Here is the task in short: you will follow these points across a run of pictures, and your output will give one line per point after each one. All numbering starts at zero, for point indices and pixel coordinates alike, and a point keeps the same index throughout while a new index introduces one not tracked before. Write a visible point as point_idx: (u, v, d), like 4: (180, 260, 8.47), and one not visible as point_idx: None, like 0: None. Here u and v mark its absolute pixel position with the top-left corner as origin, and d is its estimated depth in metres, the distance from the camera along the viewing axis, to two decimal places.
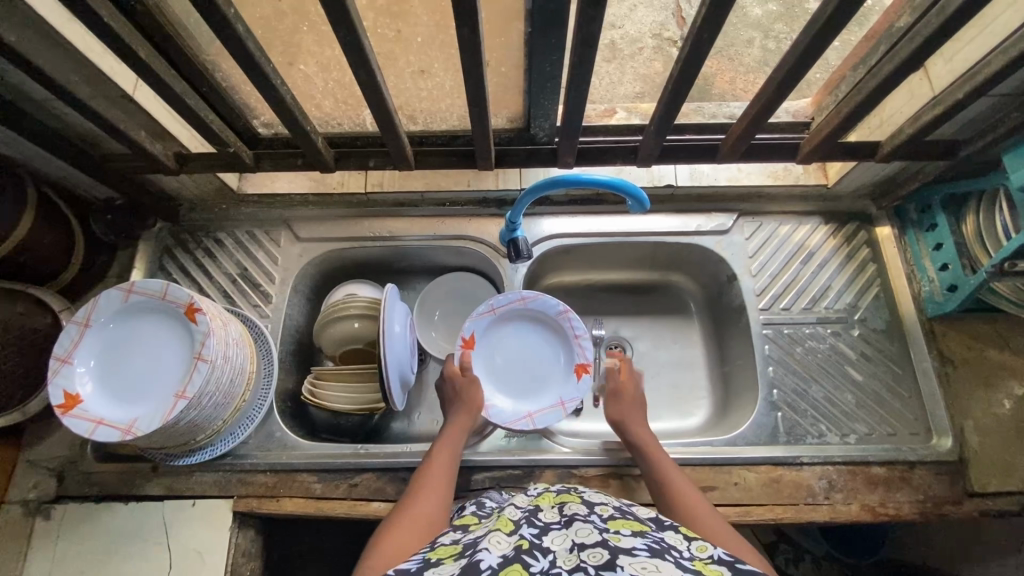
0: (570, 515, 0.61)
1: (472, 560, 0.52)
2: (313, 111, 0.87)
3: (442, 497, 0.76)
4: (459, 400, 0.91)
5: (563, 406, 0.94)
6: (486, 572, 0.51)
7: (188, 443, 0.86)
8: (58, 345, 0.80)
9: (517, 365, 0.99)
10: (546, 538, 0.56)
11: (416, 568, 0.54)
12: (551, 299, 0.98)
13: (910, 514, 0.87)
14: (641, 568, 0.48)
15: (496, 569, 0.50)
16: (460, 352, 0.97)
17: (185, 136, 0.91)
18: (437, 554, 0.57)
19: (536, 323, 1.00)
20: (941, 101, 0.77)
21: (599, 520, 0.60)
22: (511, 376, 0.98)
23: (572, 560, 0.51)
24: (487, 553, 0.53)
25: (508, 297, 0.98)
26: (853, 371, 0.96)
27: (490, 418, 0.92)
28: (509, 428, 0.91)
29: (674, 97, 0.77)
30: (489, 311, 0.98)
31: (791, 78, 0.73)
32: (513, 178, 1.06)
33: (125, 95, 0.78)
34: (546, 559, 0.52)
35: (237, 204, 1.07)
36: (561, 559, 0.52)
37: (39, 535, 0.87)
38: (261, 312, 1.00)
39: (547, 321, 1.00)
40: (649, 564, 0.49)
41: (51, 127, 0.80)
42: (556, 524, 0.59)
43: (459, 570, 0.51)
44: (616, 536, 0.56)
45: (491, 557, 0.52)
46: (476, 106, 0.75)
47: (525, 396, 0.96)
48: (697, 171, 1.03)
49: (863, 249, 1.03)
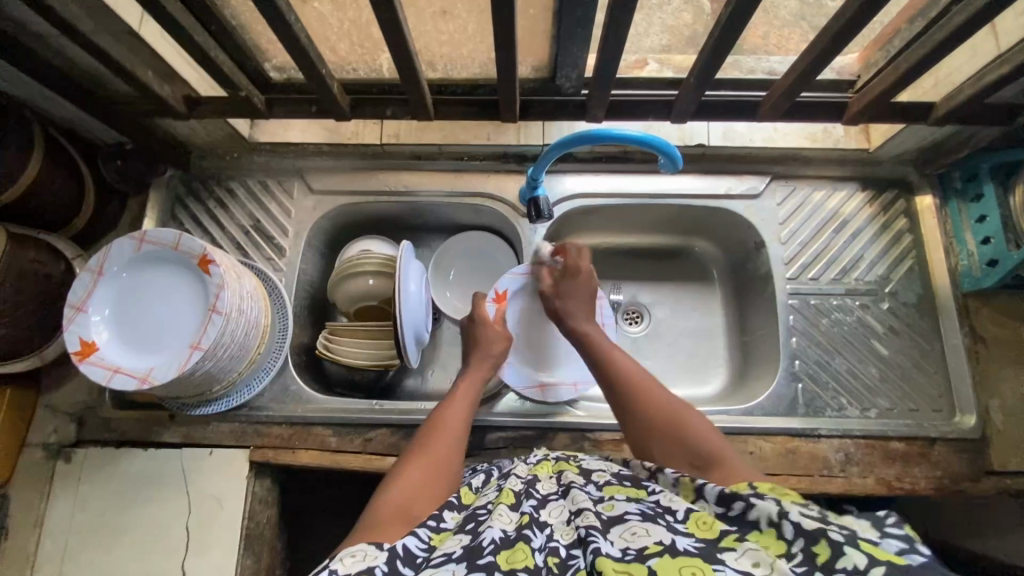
0: (568, 484, 0.62)
1: (474, 539, 0.52)
2: (328, 54, 0.82)
3: (458, 443, 0.72)
4: (481, 342, 0.88)
5: (578, 389, 0.94)
6: (488, 550, 0.51)
7: (204, 394, 0.86)
8: (72, 293, 0.79)
9: (541, 333, 0.98)
10: (544, 511, 0.57)
11: (424, 557, 0.53)
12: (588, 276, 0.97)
13: (926, 489, 0.86)
14: (631, 535, 0.50)
15: (497, 548, 0.50)
16: (492, 306, 0.95)
17: (196, 79, 0.87)
18: (439, 540, 0.56)
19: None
20: (1011, 60, 0.71)
21: (595, 488, 0.61)
22: (532, 341, 0.98)
23: (570, 535, 0.53)
24: (489, 529, 0.52)
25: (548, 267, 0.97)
26: (879, 345, 0.93)
27: (506, 377, 0.92)
28: (519, 392, 0.92)
29: (717, 48, 0.71)
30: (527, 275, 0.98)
31: (848, 31, 0.67)
32: (535, 133, 1.01)
33: (130, 32, 0.73)
34: (544, 535, 0.53)
35: (248, 152, 1.03)
36: (558, 534, 0.54)
37: (62, 476, 0.89)
38: (275, 266, 0.99)
39: None
40: (639, 529, 0.50)
41: (54, 64, 0.76)
42: (556, 495, 0.60)
43: (463, 548, 0.51)
44: (610, 504, 0.56)
45: (492, 533, 0.52)
46: (503, 51, 0.70)
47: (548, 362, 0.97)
48: (730, 130, 0.98)
49: (901, 219, 0.98)
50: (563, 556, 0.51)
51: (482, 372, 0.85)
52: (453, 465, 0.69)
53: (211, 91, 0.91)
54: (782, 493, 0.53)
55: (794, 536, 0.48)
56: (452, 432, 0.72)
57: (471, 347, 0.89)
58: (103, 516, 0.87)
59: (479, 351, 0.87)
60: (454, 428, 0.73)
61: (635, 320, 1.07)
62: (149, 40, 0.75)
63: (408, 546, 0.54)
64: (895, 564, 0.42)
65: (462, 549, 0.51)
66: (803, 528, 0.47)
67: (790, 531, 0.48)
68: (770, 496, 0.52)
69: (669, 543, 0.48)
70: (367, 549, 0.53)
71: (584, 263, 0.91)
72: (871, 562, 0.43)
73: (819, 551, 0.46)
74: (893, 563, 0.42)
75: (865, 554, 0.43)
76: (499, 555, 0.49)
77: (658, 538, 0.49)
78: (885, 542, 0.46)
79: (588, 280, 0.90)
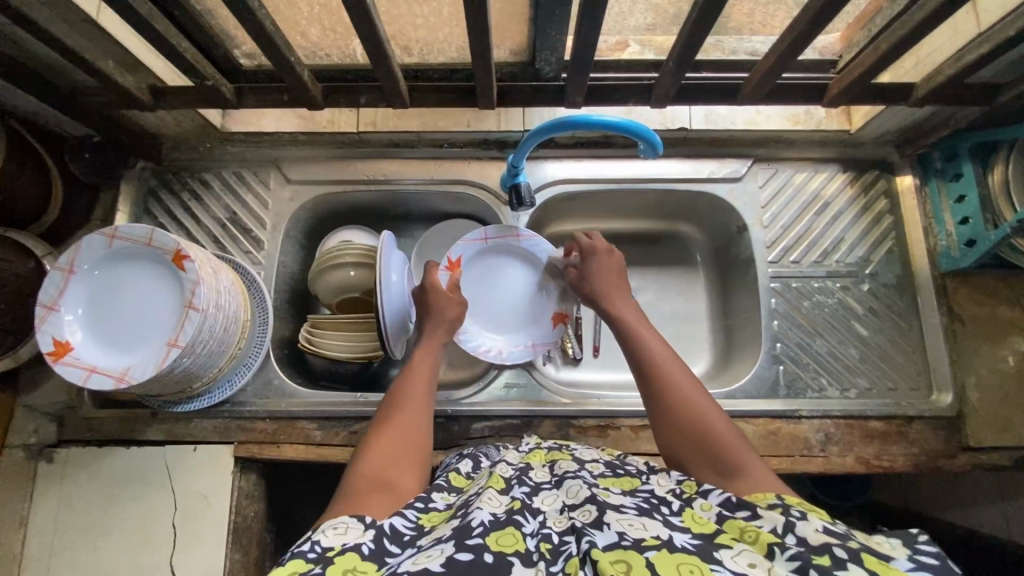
0: (561, 473, 0.62)
1: (463, 520, 0.52)
2: (298, 39, 0.79)
3: (424, 414, 0.71)
4: (432, 311, 0.86)
5: (534, 349, 0.96)
6: (477, 531, 0.51)
7: (185, 391, 0.85)
8: (42, 293, 0.77)
9: (497, 301, 0.98)
10: (536, 498, 0.57)
11: (411, 537, 0.54)
12: (541, 241, 0.98)
13: (903, 466, 0.88)
14: (629, 525, 0.50)
15: (487, 529, 0.50)
16: (445, 274, 0.94)
17: (162, 67, 0.84)
18: (428, 521, 0.57)
19: (524, 262, 0.99)
20: (992, 39, 0.70)
21: (590, 476, 0.62)
22: (488, 310, 0.98)
23: (562, 522, 0.54)
24: (479, 511, 0.53)
25: (502, 229, 0.97)
26: (859, 326, 0.94)
27: (462, 343, 0.93)
28: (476, 355, 0.93)
29: (697, 30, 0.69)
30: (482, 239, 0.97)
31: (826, 12, 0.66)
32: (515, 118, 0.99)
33: (89, 21, 0.70)
34: (536, 521, 0.53)
35: (221, 142, 1.00)
36: (551, 521, 0.54)
37: (43, 477, 0.88)
38: (254, 259, 0.97)
39: (535, 264, 0.99)
40: (637, 522, 0.51)
41: (11, 56, 0.73)
42: (548, 485, 0.60)
43: (452, 529, 0.51)
44: (605, 492, 0.57)
45: (482, 515, 0.52)
46: (477, 36, 0.68)
47: (503, 328, 0.97)
48: (712, 113, 0.96)
49: (881, 200, 0.98)
50: (556, 541, 0.51)
51: (436, 341, 0.82)
52: (422, 439, 0.68)
53: (178, 81, 0.87)
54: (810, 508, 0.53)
55: (794, 543, 0.48)
56: (418, 404, 0.71)
57: (426, 316, 0.86)
58: (88, 515, 0.86)
59: (434, 319, 0.85)
60: (418, 399, 0.72)
61: None
62: (109, 29, 0.72)
63: (395, 525, 0.54)
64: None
65: (451, 532, 0.51)
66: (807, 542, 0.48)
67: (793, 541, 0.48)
68: (797, 509, 0.52)
69: (667, 539, 0.49)
70: (349, 522, 0.53)
71: (601, 243, 0.90)
72: None
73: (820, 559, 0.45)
74: None
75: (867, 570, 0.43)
76: (489, 535, 0.49)
77: (656, 532, 0.49)
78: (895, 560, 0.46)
79: (611, 256, 0.89)
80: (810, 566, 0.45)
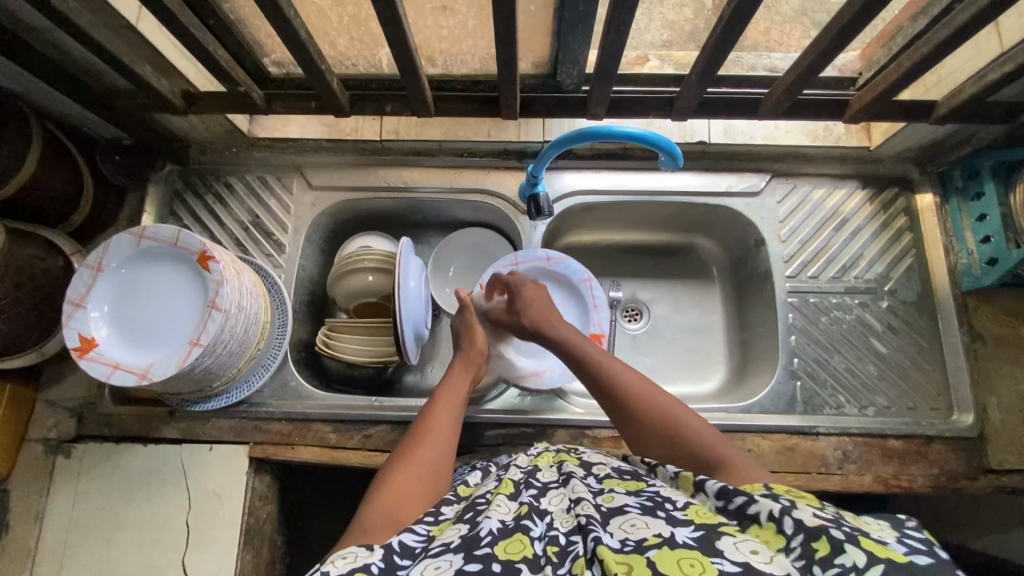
0: (568, 473, 0.63)
1: (473, 528, 0.52)
2: (327, 49, 0.81)
3: (445, 453, 0.70)
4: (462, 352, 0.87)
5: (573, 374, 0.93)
6: (486, 540, 0.51)
7: (204, 390, 0.86)
8: (71, 289, 0.79)
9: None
10: (544, 500, 0.57)
11: (421, 550, 0.54)
12: (575, 262, 0.98)
13: (923, 487, 0.86)
14: (631, 526, 0.50)
15: (495, 538, 0.50)
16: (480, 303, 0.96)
17: (194, 73, 0.86)
18: (438, 532, 0.56)
19: (555, 284, 0.99)
20: (1014, 59, 0.71)
21: (595, 479, 0.61)
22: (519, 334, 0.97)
23: (570, 522, 0.53)
24: (488, 520, 0.53)
25: (533, 253, 0.97)
26: (878, 343, 0.94)
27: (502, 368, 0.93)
28: (517, 382, 0.93)
29: (722, 43, 0.70)
30: (512, 265, 0.97)
31: (851, 29, 0.66)
32: (535, 129, 1.00)
33: (128, 26, 0.72)
34: (543, 522, 0.54)
35: (247, 148, 1.03)
36: (558, 522, 0.54)
37: (61, 472, 0.89)
38: (274, 262, 0.98)
39: (567, 285, 0.99)
40: (639, 522, 0.51)
41: (53, 60, 0.76)
42: (555, 484, 0.61)
43: (461, 538, 0.51)
44: (609, 495, 0.57)
45: (491, 524, 0.52)
46: (503, 47, 0.69)
47: (540, 353, 0.96)
48: (731, 128, 0.97)
49: (901, 218, 0.98)
50: (563, 543, 0.51)
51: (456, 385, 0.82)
52: (440, 469, 0.68)
53: (208, 86, 0.90)
54: (797, 495, 0.53)
55: (794, 531, 0.47)
56: (438, 442, 0.70)
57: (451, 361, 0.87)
58: (103, 511, 0.87)
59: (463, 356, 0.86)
60: (439, 437, 0.71)
61: (634, 317, 1.07)
62: (147, 34, 0.74)
63: (405, 541, 0.54)
64: (897, 562, 0.41)
65: (461, 539, 0.52)
66: (804, 525, 0.47)
67: (790, 529, 0.47)
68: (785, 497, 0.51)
69: (668, 535, 0.48)
70: (359, 551, 0.52)
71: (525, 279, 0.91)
72: (873, 561, 0.42)
73: (819, 546, 0.45)
74: (896, 562, 0.42)
75: (866, 552, 0.43)
76: (497, 545, 0.50)
77: (658, 530, 0.49)
78: (896, 543, 0.44)
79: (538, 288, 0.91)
80: (812, 563, 0.44)
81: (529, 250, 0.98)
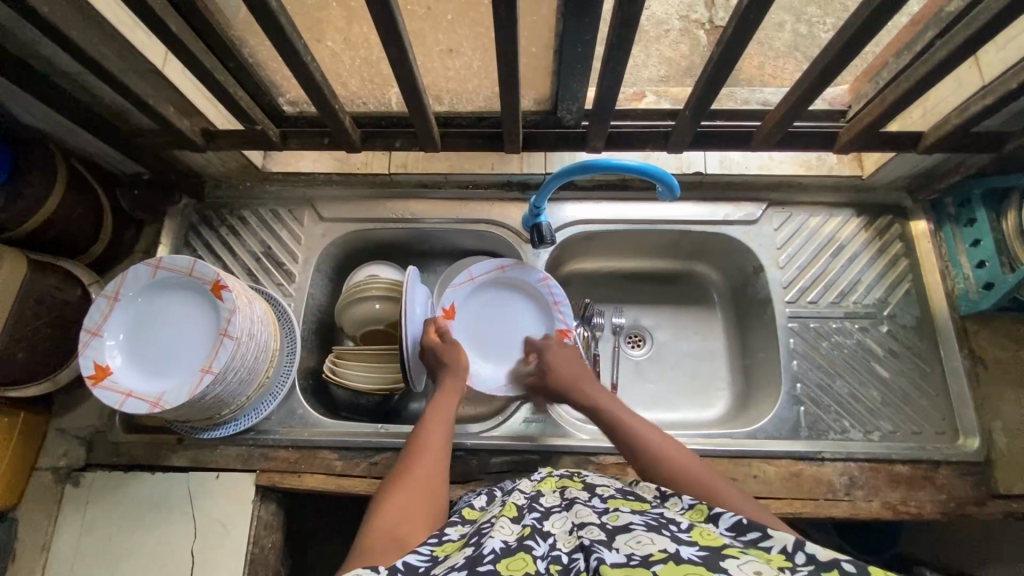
0: (571, 498, 0.63)
1: (476, 548, 0.53)
2: (339, 89, 0.86)
3: (439, 472, 0.71)
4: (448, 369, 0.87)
5: None
6: (489, 559, 0.51)
7: (213, 418, 0.87)
8: (88, 319, 0.81)
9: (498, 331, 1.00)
10: (547, 522, 0.58)
11: (425, 568, 0.53)
12: (530, 265, 1.00)
13: (932, 513, 0.85)
14: (635, 542, 0.50)
15: (498, 556, 0.51)
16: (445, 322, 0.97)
17: (214, 113, 0.91)
18: (443, 551, 0.56)
19: (513, 288, 1.01)
20: (992, 92, 0.74)
21: (599, 501, 0.62)
22: (493, 342, 1.00)
23: (572, 542, 0.54)
24: (490, 539, 0.53)
25: (485, 265, 0.99)
26: (880, 368, 0.94)
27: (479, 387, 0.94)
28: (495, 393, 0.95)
29: (712, 81, 0.74)
30: (468, 280, 0.99)
31: (835, 66, 0.70)
32: (537, 162, 1.04)
33: (155, 71, 0.77)
34: (546, 543, 0.54)
35: (260, 181, 1.07)
36: (561, 542, 0.54)
37: (69, 501, 0.90)
38: (284, 291, 1.01)
39: (526, 289, 1.01)
40: (644, 538, 0.51)
41: (82, 102, 0.81)
42: (558, 509, 0.61)
43: (464, 558, 0.52)
44: (614, 514, 0.58)
45: (494, 543, 0.52)
46: (507, 86, 0.73)
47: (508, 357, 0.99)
48: (727, 159, 1.01)
49: (896, 244, 1.00)
50: (566, 561, 0.51)
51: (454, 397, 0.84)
52: (438, 486, 0.69)
53: (227, 124, 0.95)
54: None
55: (804, 561, 0.47)
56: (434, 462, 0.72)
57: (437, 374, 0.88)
58: (109, 540, 0.87)
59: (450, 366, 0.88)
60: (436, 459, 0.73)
61: (637, 343, 1.09)
62: (171, 78, 0.79)
63: (409, 560, 0.54)
64: None
65: (464, 560, 0.52)
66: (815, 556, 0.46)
67: (802, 560, 0.47)
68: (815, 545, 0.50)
69: (673, 551, 0.48)
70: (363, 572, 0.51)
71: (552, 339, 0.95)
72: None
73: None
74: None
75: None
76: (500, 563, 0.50)
77: (663, 546, 0.49)
78: None
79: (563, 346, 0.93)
80: None
81: (481, 262, 1.00)
